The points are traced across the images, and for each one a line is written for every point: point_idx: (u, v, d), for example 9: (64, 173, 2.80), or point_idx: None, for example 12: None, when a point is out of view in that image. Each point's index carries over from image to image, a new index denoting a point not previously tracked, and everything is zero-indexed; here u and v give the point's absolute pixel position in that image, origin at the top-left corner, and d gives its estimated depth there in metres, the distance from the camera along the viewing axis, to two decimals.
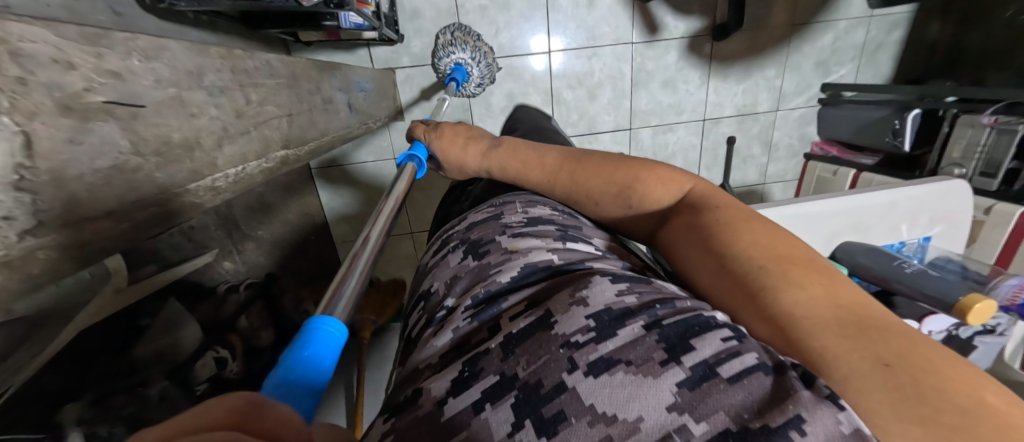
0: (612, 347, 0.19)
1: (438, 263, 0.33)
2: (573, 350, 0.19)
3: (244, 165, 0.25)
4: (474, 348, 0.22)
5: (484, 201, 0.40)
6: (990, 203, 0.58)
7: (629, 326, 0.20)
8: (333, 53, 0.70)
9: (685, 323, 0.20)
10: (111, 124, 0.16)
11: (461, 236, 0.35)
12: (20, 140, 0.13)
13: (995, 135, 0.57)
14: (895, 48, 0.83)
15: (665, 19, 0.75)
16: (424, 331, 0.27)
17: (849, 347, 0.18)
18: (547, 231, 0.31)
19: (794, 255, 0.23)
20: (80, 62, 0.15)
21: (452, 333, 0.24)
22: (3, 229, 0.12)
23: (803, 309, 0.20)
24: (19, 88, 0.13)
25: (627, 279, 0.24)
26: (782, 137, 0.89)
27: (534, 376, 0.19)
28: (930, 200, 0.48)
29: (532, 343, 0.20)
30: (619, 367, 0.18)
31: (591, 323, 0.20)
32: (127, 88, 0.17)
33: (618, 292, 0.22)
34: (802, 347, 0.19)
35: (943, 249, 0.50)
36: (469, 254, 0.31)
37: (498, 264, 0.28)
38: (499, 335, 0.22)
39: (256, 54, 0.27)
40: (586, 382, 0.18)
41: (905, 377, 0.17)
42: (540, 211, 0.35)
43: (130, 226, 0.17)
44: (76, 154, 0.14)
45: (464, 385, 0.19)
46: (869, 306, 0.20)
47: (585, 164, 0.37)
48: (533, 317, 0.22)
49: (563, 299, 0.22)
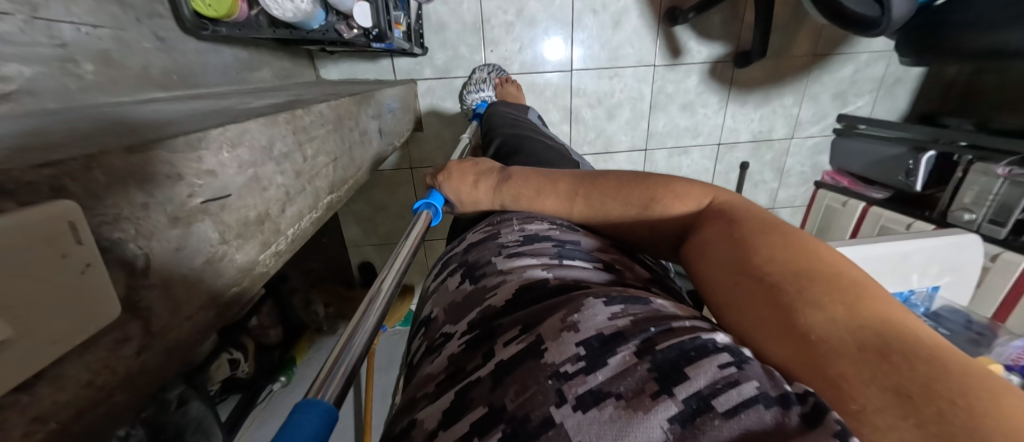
0: (601, 379, 0.20)
1: (439, 287, 0.35)
2: (562, 381, 0.20)
3: (300, 222, 0.25)
4: (468, 376, 0.23)
5: (483, 222, 0.42)
6: (997, 251, 0.59)
7: (619, 353, 0.21)
8: (356, 62, 0.70)
9: (681, 348, 0.20)
10: (206, 221, 0.16)
11: (460, 258, 0.37)
12: (141, 263, 0.13)
13: (1008, 186, 0.58)
14: (913, 83, 0.84)
15: (690, 44, 0.75)
16: (425, 357, 0.28)
17: (866, 376, 0.17)
18: (544, 248, 0.33)
19: (818, 265, 0.22)
20: (186, 171, 0.15)
21: (447, 358, 0.26)
22: (126, 348, 0.13)
23: (819, 329, 0.19)
24: (141, 213, 0.13)
25: (621, 298, 0.25)
26: (794, 164, 0.90)
27: (521, 410, 0.19)
28: (941, 253, 0.50)
29: (521, 372, 0.21)
30: (608, 400, 0.19)
31: (581, 351, 0.21)
32: (218, 181, 0.17)
33: (611, 316, 0.23)
34: (817, 373, 0.18)
35: (949, 300, 0.52)
36: (467, 277, 0.33)
37: (493, 286, 0.30)
38: (491, 361, 0.23)
39: (311, 107, 0.27)
40: (574, 416, 0.18)
41: (927, 410, 0.15)
42: (537, 227, 0.37)
43: (216, 310, 0.18)
44: (179, 261, 0.15)
45: (456, 418, 0.21)
46: (899, 321, 0.19)
47: (602, 184, 0.38)
48: (524, 343, 0.23)
49: (553, 325, 0.23)
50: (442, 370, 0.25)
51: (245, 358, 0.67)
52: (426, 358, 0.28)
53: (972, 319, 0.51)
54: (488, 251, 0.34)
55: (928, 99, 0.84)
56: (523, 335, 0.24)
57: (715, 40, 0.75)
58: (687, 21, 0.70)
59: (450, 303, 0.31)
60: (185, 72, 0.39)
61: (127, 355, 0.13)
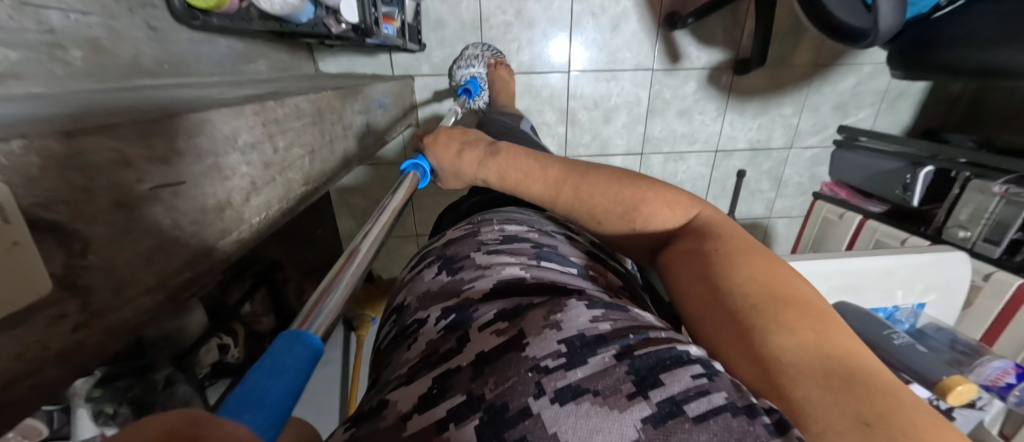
0: (580, 376, 0.21)
1: (415, 277, 0.36)
2: (542, 375, 0.21)
3: (267, 212, 0.26)
4: (443, 361, 0.24)
5: (464, 219, 0.43)
6: (990, 270, 0.58)
7: (599, 355, 0.22)
8: (355, 57, 0.70)
9: (658, 356, 0.22)
10: (156, 206, 0.17)
11: (438, 252, 0.37)
12: (78, 244, 0.14)
13: (1003, 204, 0.57)
14: (918, 97, 0.82)
15: (689, 49, 0.75)
16: (398, 345, 0.29)
17: (830, 401, 0.20)
18: (522, 248, 0.34)
19: (791, 296, 0.25)
20: (134, 158, 0.16)
21: (423, 345, 0.26)
22: (61, 325, 0.14)
23: (790, 355, 0.22)
24: (82, 197, 0.14)
25: (604, 306, 0.26)
26: (792, 174, 0.89)
27: (499, 399, 0.20)
28: (926, 269, 0.50)
29: (501, 364, 0.22)
30: (585, 396, 0.20)
31: (561, 348, 0.22)
32: (172, 168, 0.18)
33: (593, 319, 0.24)
34: (784, 395, 0.21)
35: (934, 317, 0.52)
36: (444, 269, 0.33)
37: (470, 280, 0.30)
38: (468, 351, 0.24)
39: (286, 101, 0.28)
40: (552, 408, 0.19)
41: (881, 435, 0.18)
42: (515, 228, 0.37)
43: (165, 293, 0.19)
44: (123, 244, 0.16)
45: (433, 402, 0.21)
46: (858, 357, 0.22)
47: (591, 177, 0.38)
48: (506, 336, 0.24)
49: (538, 322, 0.24)
50: (418, 354, 0.26)
51: (235, 344, 0.66)
52: (399, 345, 0.28)
53: (958, 339, 0.50)
54: (469, 247, 0.35)
55: (933, 114, 0.83)
56: (504, 327, 0.25)
57: (715, 47, 0.75)
58: (686, 27, 0.70)
59: (426, 292, 0.32)
60: (176, 60, 0.40)
61: (62, 332, 0.14)
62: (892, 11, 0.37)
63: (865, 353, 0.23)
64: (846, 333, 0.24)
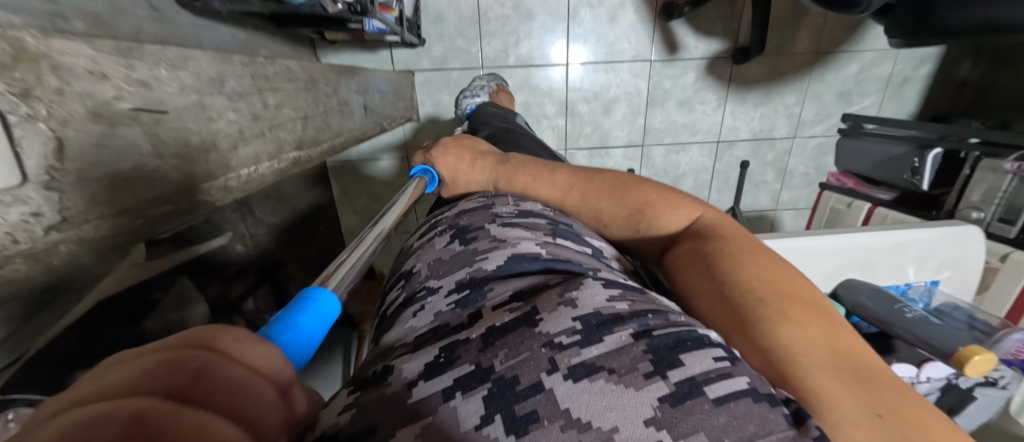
0: (596, 353, 0.20)
1: (424, 245, 0.35)
2: (556, 352, 0.20)
3: (256, 165, 0.26)
4: (451, 335, 0.23)
5: (474, 193, 0.42)
6: (1006, 250, 0.57)
7: (617, 333, 0.21)
8: (356, 53, 0.72)
9: (678, 337, 0.21)
10: (135, 127, 0.17)
11: (450, 221, 0.37)
12: (53, 144, 0.14)
13: (1018, 182, 0.56)
14: (922, 84, 0.82)
15: (687, 39, 0.75)
16: (402, 311, 0.28)
17: (842, 392, 0.19)
18: (539, 224, 0.33)
19: (794, 291, 0.24)
20: (112, 73, 0.16)
21: (432, 317, 0.25)
22: (31, 222, 0.14)
23: (800, 346, 0.21)
24: (56, 98, 0.14)
25: (619, 288, 0.26)
26: (797, 165, 0.88)
27: (510, 372, 0.19)
28: (939, 246, 0.48)
29: (514, 336, 0.21)
30: (600, 374, 0.19)
31: (577, 325, 0.21)
32: (152, 94, 0.18)
33: (609, 298, 0.24)
34: (794, 385, 0.20)
35: (951, 295, 0.50)
36: (455, 239, 0.33)
37: (485, 251, 0.30)
38: (482, 326, 0.23)
39: (278, 61, 0.29)
40: (565, 384, 0.18)
41: (895, 431, 0.18)
42: (531, 206, 0.37)
43: (145, 222, 0.19)
44: (101, 157, 0.16)
45: (434, 372, 0.20)
46: (863, 356, 0.22)
47: (592, 185, 0.38)
48: (518, 313, 0.23)
49: (552, 299, 0.23)
50: (426, 325, 0.25)
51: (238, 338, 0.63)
52: (403, 311, 0.28)
53: (974, 316, 0.49)
54: (482, 220, 0.35)
55: (939, 100, 0.82)
56: (517, 306, 0.24)
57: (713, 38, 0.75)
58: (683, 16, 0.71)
59: (436, 260, 0.31)
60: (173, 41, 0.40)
61: (30, 229, 0.14)
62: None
63: (868, 352, 0.22)
64: (848, 332, 0.23)
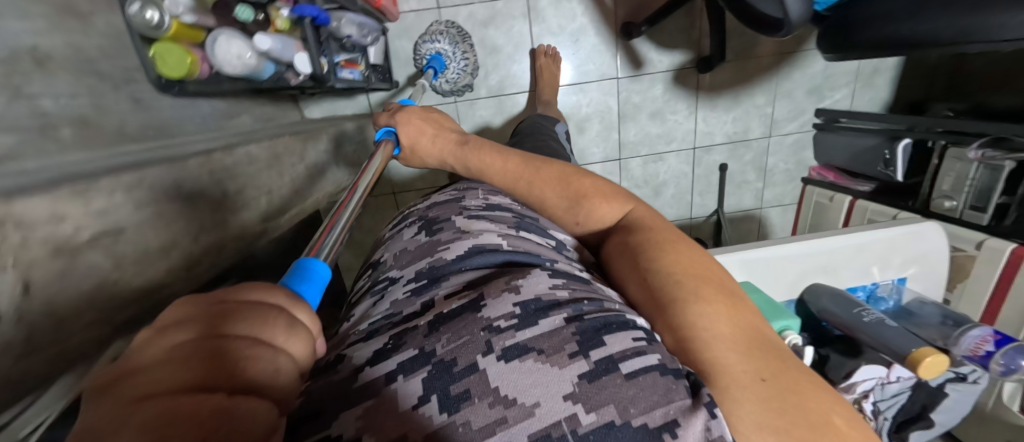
0: (529, 335, 0.22)
1: (396, 235, 0.39)
2: (493, 335, 0.22)
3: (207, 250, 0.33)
4: (404, 323, 0.25)
5: (450, 186, 0.46)
6: (980, 238, 0.57)
7: (551, 317, 0.23)
8: (335, 100, 0.76)
9: (605, 321, 0.23)
10: (91, 251, 0.23)
11: (421, 213, 0.40)
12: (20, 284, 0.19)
13: (984, 169, 0.56)
14: (893, 72, 0.82)
15: (650, 55, 0.77)
16: (367, 299, 0.32)
17: (738, 363, 0.22)
18: (504, 218, 0.36)
19: (706, 274, 0.28)
20: (67, 215, 0.22)
21: (389, 303, 0.28)
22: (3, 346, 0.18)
23: (707, 323, 0.24)
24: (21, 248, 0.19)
25: (564, 278, 0.28)
26: (777, 163, 0.89)
27: (449, 355, 0.21)
28: (900, 243, 0.49)
29: (457, 322, 0.23)
30: (530, 354, 0.21)
31: (515, 310, 0.23)
32: (100, 222, 0.23)
33: (551, 286, 0.26)
34: (697, 359, 0.23)
35: (919, 292, 0.51)
36: (423, 230, 0.36)
37: (447, 242, 0.33)
38: (431, 312, 0.25)
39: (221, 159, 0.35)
40: (497, 364, 0.20)
41: (776, 391, 0.21)
42: (499, 200, 0.40)
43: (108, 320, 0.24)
44: (64, 281, 0.21)
45: (377, 356, 0.22)
46: (761, 329, 0.25)
47: (534, 174, 0.41)
48: (466, 300, 0.25)
49: (499, 286, 0.25)
50: (381, 312, 0.28)
51: None
52: (367, 300, 0.31)
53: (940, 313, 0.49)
54: (451, 211, 0.38)
55: (912, 86, 0.82)
56: (466, 294, 0.26)
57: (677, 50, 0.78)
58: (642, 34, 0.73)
59: (403, 250, 0.35)
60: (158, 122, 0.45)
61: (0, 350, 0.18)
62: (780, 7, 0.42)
63: (766, 326, 0.25)
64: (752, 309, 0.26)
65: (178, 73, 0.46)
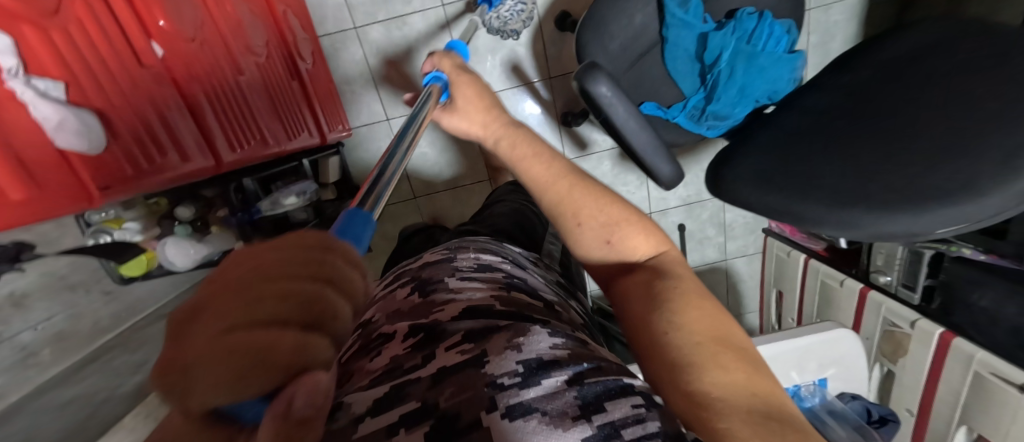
0: (533, 396, 0.29)
1: (389, 295, 0.44)
2: (499, 392, 0.28)
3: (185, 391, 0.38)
4: (405, 373, 0.30)
5: (438, 246, 0.52)
6: (915, 317, 0.64)
7: (551, 378, 0.30)
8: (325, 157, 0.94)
9: (605, 390, 0.31)
10: None
11: (414, 273, 0.47)
12: None
13: (908, 252, 0.65)
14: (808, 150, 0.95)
15: (594, 137, 0.97)
16: (361, 355, 0.35)
17: (750, 429, 0.28)
18: (495, 280, 0.44)
19: (721, 335, 0.34)
20: None
21: (385, 358, 0.33)
22: None
23: (719, 391, 0.30)
24: None
25: (561, 337, 0.36)
26: (735, 219, 1.01)
27: (454, 410, 0.27)
28: (817, 349, 0.63)
29: (459, 378, 0.29)
30: (535, 414, 0.28)
31: (518, 368, 0.30)
32: None
33: (551, 346, 0.33)
34: (711, 423, 0.29)
35: (840, 387, 0.67)
36: (418, 290, 0.42)
37: (441, 302, 0.38)
38: (430, 367, 0.30)
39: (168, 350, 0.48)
40: (501, 421, 0.26)
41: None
42: (488, 259, 0.49)
43: None
44: None
45: (386, 409, 0.27)
46: (768, 390, 0.32)
47: (584, 193, 0.46)
48: (468, 354, 0.31)
49: (501, 345, 0.32)
50: (380, 367, 0.32)
51: None
52: (361, 357, 0.35)
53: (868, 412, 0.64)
54: (443, 272, 0.44)
55: None
56: (469, 349, 0.32)
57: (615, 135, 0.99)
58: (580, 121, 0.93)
59: (397, 310, 0.39)
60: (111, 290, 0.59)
61: None
62: (667, 168, 0.73)
63: (771, 383, 0.33)
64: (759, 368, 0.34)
65: (140, 271, 0.62)
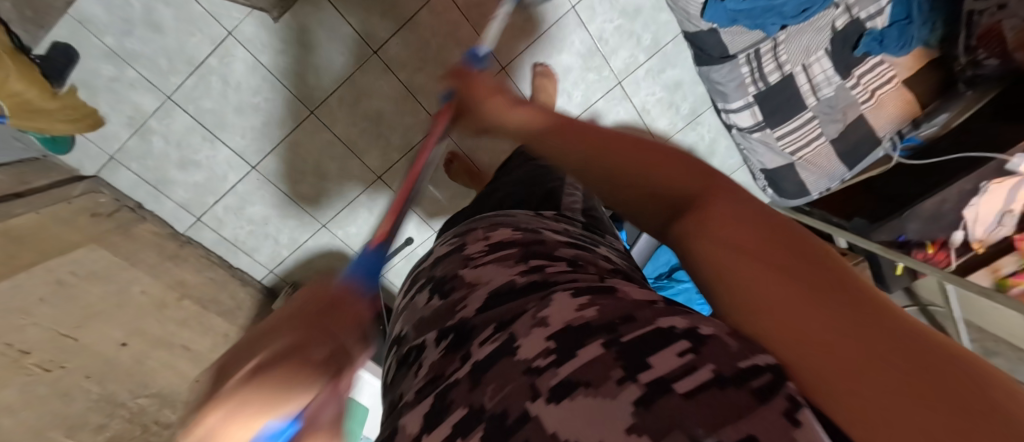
0: (570, 371, 0.33)
1: (413, 300, 0.59)
2: (537, 376, 0.34)
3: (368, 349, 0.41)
4: (445, 382, 0.40)
5: (446, 240, 0.68)
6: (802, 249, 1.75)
7: (590, 346, 0.34)
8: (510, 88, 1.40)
9: (653, 345, 0.32)
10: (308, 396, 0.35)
11: (431, 273, 0.61)
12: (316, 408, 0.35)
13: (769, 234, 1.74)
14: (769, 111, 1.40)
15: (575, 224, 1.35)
16: (407, 367, 0.48)
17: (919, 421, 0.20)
18: (510, 253, 0.54)
19: (818, 271, 0.28)
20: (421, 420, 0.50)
21: (427, 371, 0.44)
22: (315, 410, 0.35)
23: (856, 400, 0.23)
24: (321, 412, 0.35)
25: (588, 296, 0.41)
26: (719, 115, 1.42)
27: (501, 407, 0.33)
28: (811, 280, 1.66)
29: (498, 372, 0.36)
30: (581, 390, 0.31)
31: (551, 346, 0.36)
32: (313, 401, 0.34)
33: (580, 311, 0.39)
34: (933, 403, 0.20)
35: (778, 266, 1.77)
36: (439, 293, 0.54)
37: (462, 301, 0.49)
38: (467, 365, 0.40)
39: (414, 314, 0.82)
40: (550, 403, 0.31)
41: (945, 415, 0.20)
42: (499, 235, 0.60)
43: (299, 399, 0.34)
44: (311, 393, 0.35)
45: (435, 427, 0.35)
46: (926, 347, 0.23)
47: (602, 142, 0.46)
48: (498, 344, 0.40)
49: (527, 324, 0.40)
50: (424, 381, 0.43)
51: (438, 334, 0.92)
52: (408, 369, 0.48)
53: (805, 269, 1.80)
54: (459, 264, 0.57)
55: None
56: (497, 338, 0.41)
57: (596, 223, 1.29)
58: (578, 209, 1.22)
59: (424, 316, 0.53)
60: None
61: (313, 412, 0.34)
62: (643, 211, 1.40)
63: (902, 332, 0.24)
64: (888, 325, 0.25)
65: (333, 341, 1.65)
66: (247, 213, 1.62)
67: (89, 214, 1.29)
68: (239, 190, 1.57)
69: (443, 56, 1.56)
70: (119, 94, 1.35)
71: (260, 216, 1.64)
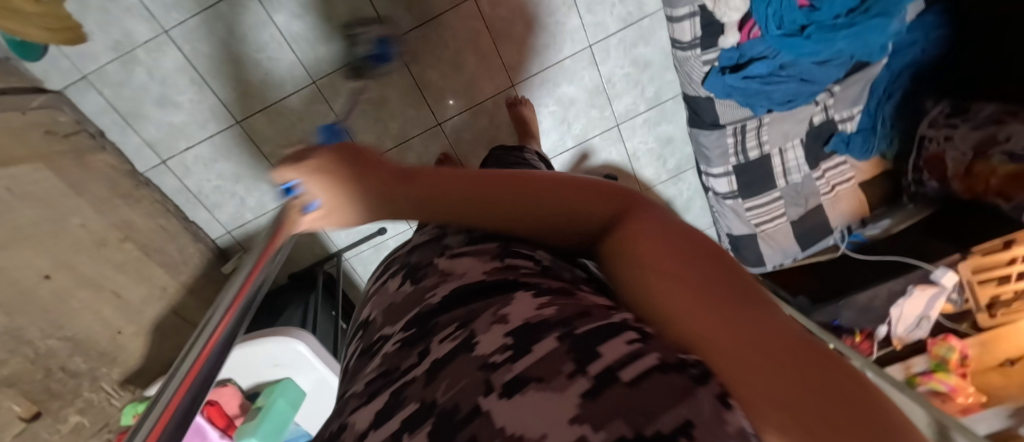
0: (523, 366, 0.34)
1: (385, 286, 0.61)
2: (492, 372, 0.34)
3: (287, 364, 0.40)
4: (403, 375, 0.40)
5: (426, 230, 0.69)
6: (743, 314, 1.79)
7: (545, 340, 0.35)
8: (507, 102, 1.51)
9: (600, 336, 0.34)
10: None
11: (406, 260, 0.63)
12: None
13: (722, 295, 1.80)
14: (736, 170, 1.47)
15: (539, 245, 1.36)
16: (368, 355, 0.49)
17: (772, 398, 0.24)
18: (485, 248, 0.55)
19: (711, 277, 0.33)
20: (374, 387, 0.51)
21: (387, 360, 0.44)
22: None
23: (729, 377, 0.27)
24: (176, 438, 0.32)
25: (550, 296, 0.43)
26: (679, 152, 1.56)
27: (453, 401, 0.33)
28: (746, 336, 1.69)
29: (454, 370, 0.36)
30: (532, 384, 0.32)
31: (507, 341, 0.37)
32: None
33: (539, 308, 0.40)
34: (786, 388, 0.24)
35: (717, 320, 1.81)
36: (411, 281, 0.56)
37: (431, 290, 0.51)
38: (426, 363, 0.40)
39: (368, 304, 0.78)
40: (500, 398, 0.31)
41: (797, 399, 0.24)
42: (478, 230, 0.62)
43: None
44: None
45: (386, 420, 0.35)
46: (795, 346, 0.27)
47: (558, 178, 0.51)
48: (457, 342, 0.40)
49: (488, 321, 0.41)
50: (382, 371, 0.43)
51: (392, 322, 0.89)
52: (369, 357, 0.48)
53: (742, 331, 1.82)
54: (433, 255, 0.58)
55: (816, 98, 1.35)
56: (457, 334, 0.41)
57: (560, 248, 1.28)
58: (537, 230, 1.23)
59: (392, 303, 0.54)
60: None
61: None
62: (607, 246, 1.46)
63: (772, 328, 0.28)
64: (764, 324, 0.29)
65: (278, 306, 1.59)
66: (219, 166, 1.56)
67: (43, 129, 1.23)
68: (219, 140, 1.52)
69: (459, 61, 1.59)
70: (112, 15, 1.30)
71: (230, 172, 1.58)
